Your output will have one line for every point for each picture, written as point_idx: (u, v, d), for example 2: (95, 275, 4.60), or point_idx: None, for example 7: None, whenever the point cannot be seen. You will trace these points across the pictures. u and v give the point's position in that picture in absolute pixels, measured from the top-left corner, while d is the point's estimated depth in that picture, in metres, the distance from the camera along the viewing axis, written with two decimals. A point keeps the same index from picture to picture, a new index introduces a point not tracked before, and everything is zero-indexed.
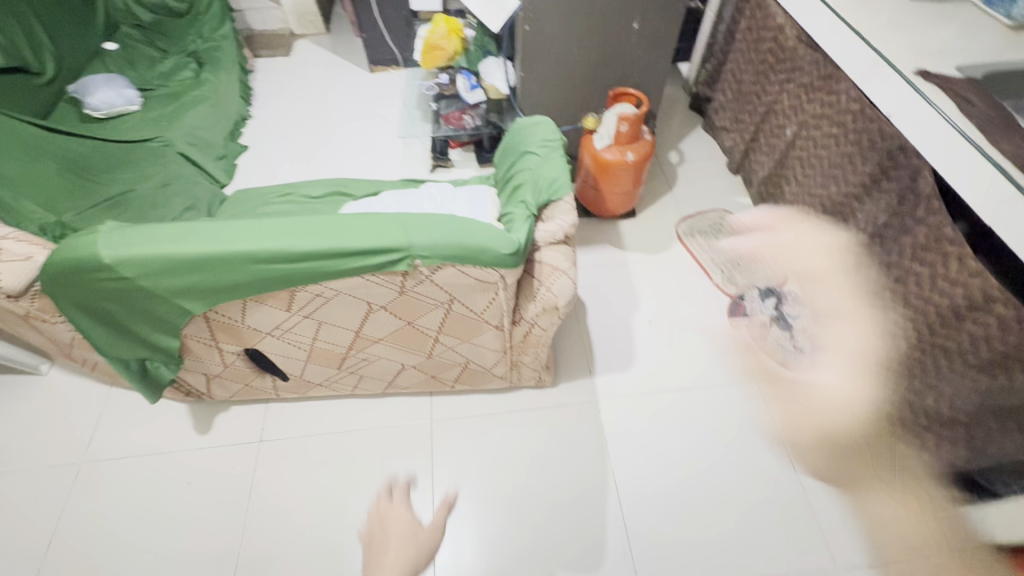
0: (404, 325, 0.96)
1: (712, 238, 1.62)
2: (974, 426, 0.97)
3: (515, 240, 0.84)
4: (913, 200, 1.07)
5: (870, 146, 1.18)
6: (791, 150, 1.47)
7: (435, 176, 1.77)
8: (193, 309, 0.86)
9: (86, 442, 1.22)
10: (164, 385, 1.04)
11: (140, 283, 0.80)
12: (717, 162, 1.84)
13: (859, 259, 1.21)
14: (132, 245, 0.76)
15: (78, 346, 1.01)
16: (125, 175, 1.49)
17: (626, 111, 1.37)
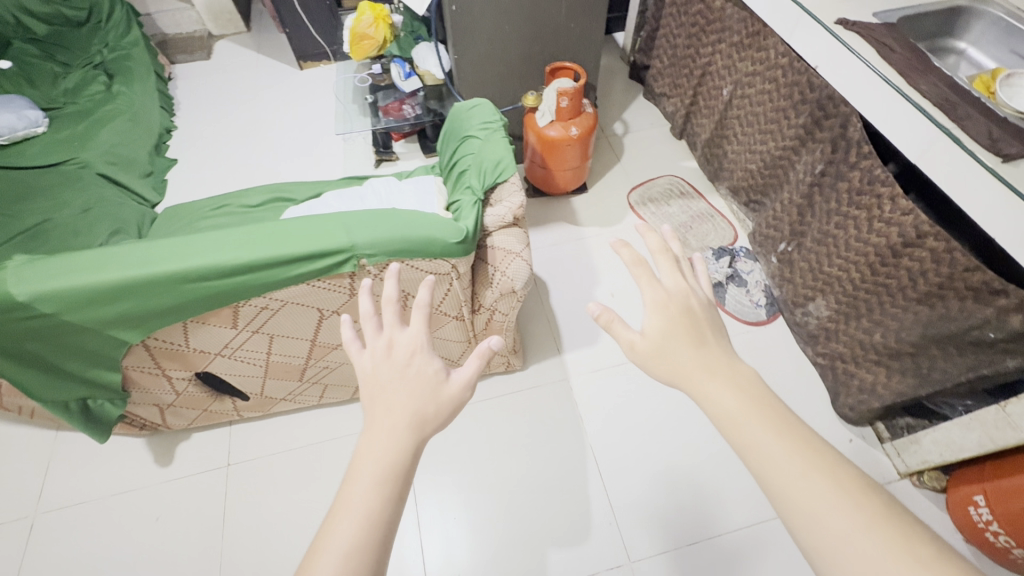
0: None
1: (664, 204, 1.64)
2: (919, 355, 1.02)
3: (462, 227, 0.82)
4: (845, 146, 1.10)
5: (801, 98, 1.21)
6: (729, 109, 1.49)
7: (380, 171, 1.72)
8: (130, 338, 0.81)
9: (36, 494, 1.14)
10: (113, 423, 0.98)
11: (65, 319, 0.74)
12: (661, 129, 1.85)
13: (802, 209, 1.25)
14: (48, 279, 0.70)
15: (8, 394, 0.93)
16: (40, 204, 1.38)
17: (564, 85, 1.35)
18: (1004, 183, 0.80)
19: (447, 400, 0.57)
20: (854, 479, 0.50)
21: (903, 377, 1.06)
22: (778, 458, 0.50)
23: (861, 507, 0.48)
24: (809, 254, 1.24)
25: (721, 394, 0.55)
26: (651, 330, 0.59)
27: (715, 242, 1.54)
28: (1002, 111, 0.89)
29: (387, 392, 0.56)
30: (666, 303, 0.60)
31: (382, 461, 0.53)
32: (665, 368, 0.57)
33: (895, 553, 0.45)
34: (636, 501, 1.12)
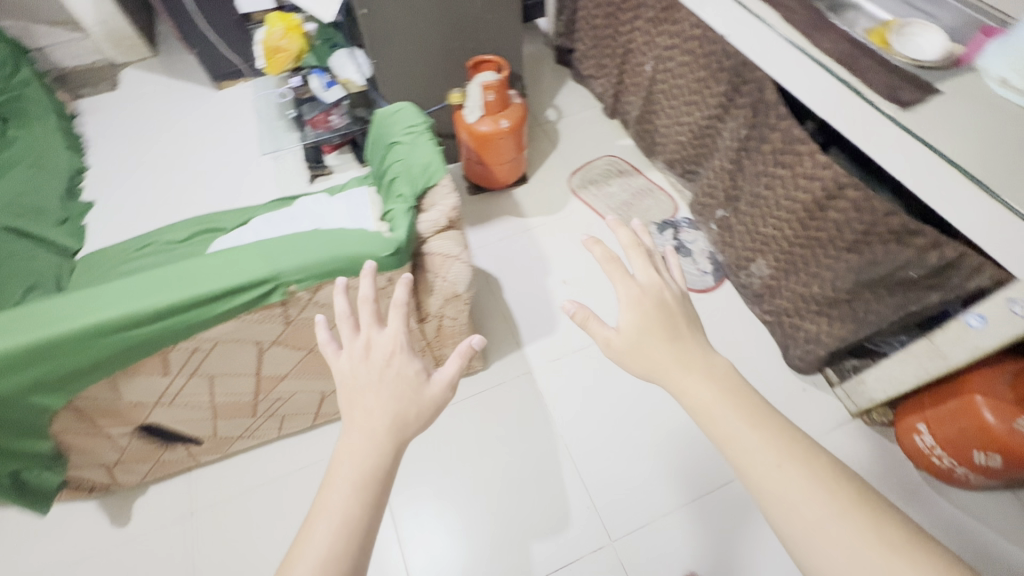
0: (305, 353, 0.90)
1: (604, 185, 1.66)
2: (854, 301, 1.07)
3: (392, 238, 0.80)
4: (763, 110, 1.13)
5: (718, 67, 1.23)
6: (654, 85, 1.51)
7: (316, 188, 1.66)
8: (54, 403, 0.76)
9: None
10: (51, 492, 0.92)
11: None
12: (593, 110, 1.86)
13: (733, 175, 1.29)
14: None
15: None
16: None
17: (488, 79, 1.34)
18: (905, 130, 0.84)
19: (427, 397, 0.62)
20: (824, 462, 0.54)
21: (843, 323, 1.11)
22: (749, 442, 0.56)
23: (829, 489, 0.52)
24: (744, 217, 1.28)
25: (697, 387, 0.61)
26: (626, 326, 0.66)
27: (658, 216, 1.57)
28: (898, 61, 0.94)
29: (366, 390, 0.61)
30: (637, 299, 0.67)
31: (361, 464, 0.57)
32: (641, 363, 0.64)
33: (857, 528, 0.50)
34: (611, 482, 1.14)
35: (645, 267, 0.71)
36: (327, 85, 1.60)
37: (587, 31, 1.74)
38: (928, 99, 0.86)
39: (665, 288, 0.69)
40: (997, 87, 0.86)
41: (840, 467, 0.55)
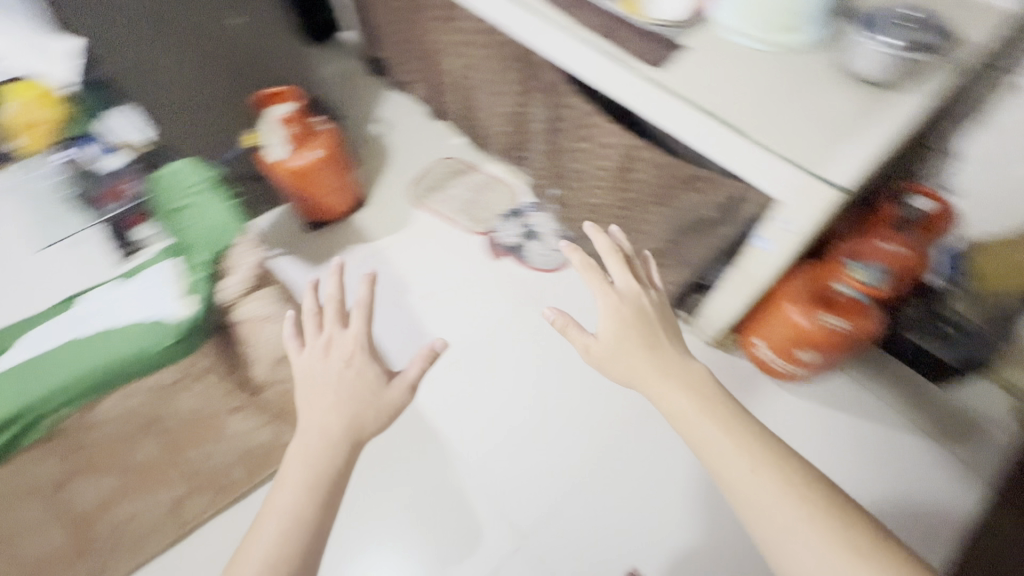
0: (169, 431, 1.09)
1: (445, 188, 1.64)
2: (676, 247, 1.15)
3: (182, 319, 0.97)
4: (552, 90, 1.17)
5: (506, 56, 1.26)
6: (462, 82, 1.52)
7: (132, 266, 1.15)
8: None
9: None
10: None
11: None
12: (419, 115, 1.83)
13: (550, 155, 1.33)
14: None
15: None
16: None
17: (284, 112, 1.27)
18: (665, 89, 0.90)
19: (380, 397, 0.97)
20: (762, 443, 0.77)
21: (674, 269, 1.20)
22: (704, 423, 0.80)
23: (761, 459, 0.75)
24: (571, 192, 1.33)
25: (672, 394, 0.84)
26: (607, 328, 0.92)
27: (503, 206, 1.58)
28: (654, 25, 0.98)
29: (336, 392, 0.96)
30: (615, 309, 0.93)
31: (311, 468, 0.89)
32: (619, 368, 0.90)
33: (778, 488, 0.72)
34: (517, 482, 1.17)
35: (621, 292, 0.95)
36: (106, 153, 1.21)
37: (387, 37, 1.69)
38: (677, 55, 0.94)
39: (639, 296, 0.95)
40: (728, 32, 0.95)
41: (779, 450, 0.76)
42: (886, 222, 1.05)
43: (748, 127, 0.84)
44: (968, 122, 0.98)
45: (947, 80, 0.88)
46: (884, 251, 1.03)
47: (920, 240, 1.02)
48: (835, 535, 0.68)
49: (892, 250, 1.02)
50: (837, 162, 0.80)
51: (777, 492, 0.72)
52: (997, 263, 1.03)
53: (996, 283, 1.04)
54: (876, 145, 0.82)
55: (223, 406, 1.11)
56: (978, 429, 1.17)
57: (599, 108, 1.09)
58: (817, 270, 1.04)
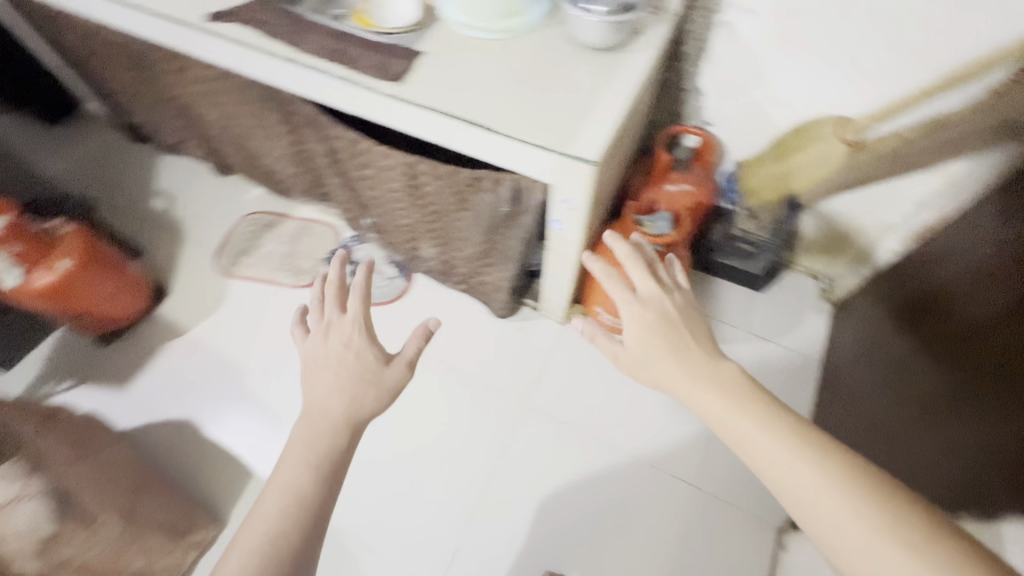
0: None
1: (257, 247, 1.48)
2: (492, 245, 1.13)
3: None
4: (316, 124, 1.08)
5: (260, 96, 1.14)
6: (232, 131, 1.36)
7: None
8: None
9: None
10: None
11: None
12: (205, 175, 1.63)
13: (346, 187, 1.24)
14: None
15: None
16: None
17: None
18: (408, 104, 0.86)
19: (382, 381, 0.86)
20: (811, 436, 0.60)
21: (500, 265, 1.18)
22: (742, 421, 0.63)
23: (815, 456, 0.58)
24: (383, 218, 1.26)
25: (704, 397, 0.67)
26: (628, 330, 0.76)
27: (323, 249, 1.46)
28: (380, 35, 0.95)
29: (332, 378, 0.84)
30: (641, 318, 0.76)
31: (316, 447, 0.79)
32: (647, 376, 0.72)
33: (843, 499, 0.55)
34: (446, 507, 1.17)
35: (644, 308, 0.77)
36: None
37: (133, 98, 1.47)
38: (412, 64, 0.89)
39: (667, 300, 0.78)
40: (457, 24, 0.93)
41: (821, 441, 0.59)
42: (662, 167, 1.13)
43: (491, 120, 0.83)
44: (699, 61, 1.05)
45: (662, 32, 0.93)
46: (669, 194, 1.12)
47: (694, 176, 1.12)
48: (880, 522, 0.53)
49: (673, 192, 1.11)
50: (576, 139, 0.81)
51: (826, 484, 0.56)
52: (757, 179, 1.11)
53: (761, 196, 1.12)
54: (613, 112, 0.84)
55: None
56: (802, 320, 1.30)
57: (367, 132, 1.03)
58: (621, 231, 1.08)
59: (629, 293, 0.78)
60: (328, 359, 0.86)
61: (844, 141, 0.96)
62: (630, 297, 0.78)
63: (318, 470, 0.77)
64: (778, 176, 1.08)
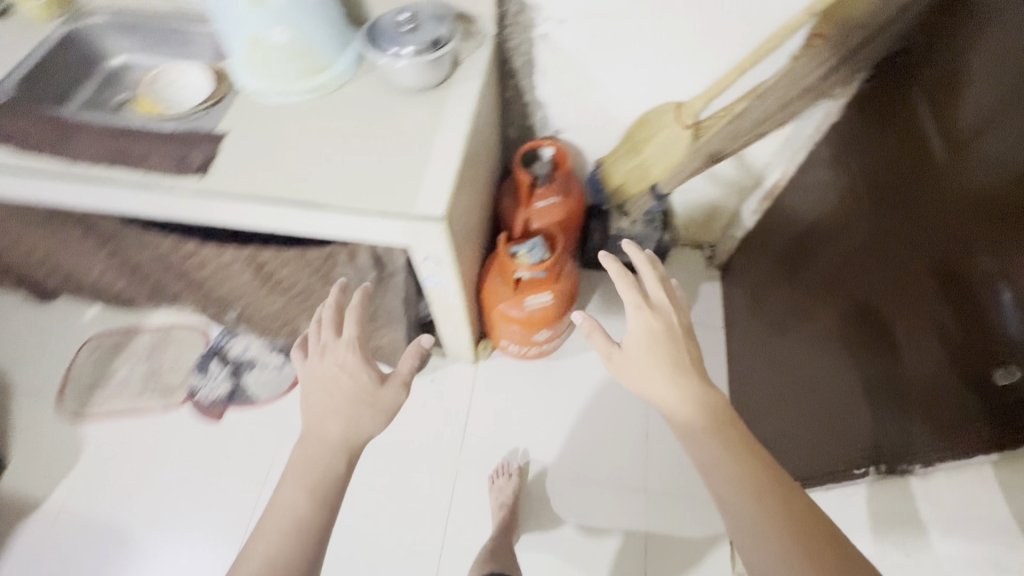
0: None
1: (108, 377, 1.26)
2: (376, 312, 1.04)
3: None
4: (127, 234, 0.92)
5: (48, 216, 0.95)
6: (35, 257, 1.14)
7: None
8: None
9: None
10: None
11: None
12: (21, 308, 1.36)
13: (193, 289, 1.08)
14: None
15: None
16: None
17: None
18: (219, 197, 0.74)
19: (382, 401, 0.71)
20: (772, 488, 0.55)
21: (392, 327, 1.09)
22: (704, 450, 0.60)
23: (776, 521, 0.52)
24: (247, 310, 1.11)
25: (687, 413, 0.64)
26: (631, 338, 0.72)
27: (190, 357, 1.28)
28: (168, 123, 0.82)
29: (325, 403, 0.68)
30: (648, 331, 0.72)
31: (310, 472, 0.62)
32: (636, 377, 0.69)
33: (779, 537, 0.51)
34: None
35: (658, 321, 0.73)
36: None
37: None
38: (215, 150, 0.78)
39: (673, 313, 0.75)
40: (260, 91, 0.82)
41: (783, 496, 0.54)
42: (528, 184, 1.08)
43: (321, 195, 0.74)
44: (531, 74, 1.02)
45: (483, 57, 0.89)
46: (540, 210, 1.10)
47: (561, 186, 1.11)
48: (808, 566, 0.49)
49: (542, 207, 1.10)
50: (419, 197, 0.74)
51: (778, 544, 0.51)
52: (620, 176, 1.11)
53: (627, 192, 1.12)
54: (451, 155, 0.78)
55: None
56: (696, 295, 1.36)
57: (191, 231, 0.89)
58: (500, 259, 0.99)
59: (637, 305, 0.74)
60: (321, 383, 0.70)
61: (684, 124, 0.99)
62: (638, 308, 0.74)
63: (316, 499, 0.60)
64: (637, 170, 1.08)
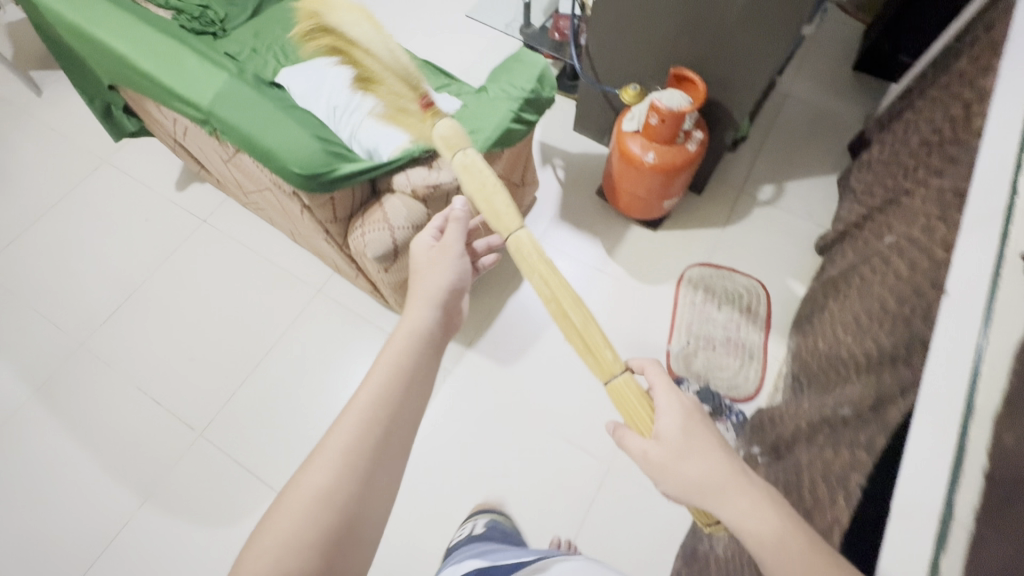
0: (290, 224, 1.07)
1: (714, 302, 1.31)
2: None
3: (313, 148, 0.76)
4: (867, 416, 0.75)
5: (908, 316, 0.79)
6: (868, 262, 1.06)
7: (284, 133, 0.75)
8: (123, 79, 0.87)
9: (117, 147, 1.56)
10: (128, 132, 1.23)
11: (90, 54, 0.88)
12: (813, 226, 1.42)
13: (788, 440, 0.93)
14: (94, 26, 0.81)
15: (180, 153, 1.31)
16: None
17: (661, 100, 1.06)
18: None
19: (674, 472, 0.57)
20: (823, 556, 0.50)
21: None
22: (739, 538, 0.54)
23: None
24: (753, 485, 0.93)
25: (689, 469, 0.57)
26: (672, 427, 0.58)
27: (719, 383, 1.22)
28: None
29: (421, 294, 0.71)
30: (678, 444, 0.58)
31: (410, 337, 0.66)
32: (676, 482, 0.57)
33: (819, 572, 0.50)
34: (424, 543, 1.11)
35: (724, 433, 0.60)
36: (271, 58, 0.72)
37: (896, 143, 1.23)
38: None
39: (688, 416, 0.60)
40: None
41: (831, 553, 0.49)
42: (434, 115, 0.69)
43: None
44: None
45: None
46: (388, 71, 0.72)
47: None
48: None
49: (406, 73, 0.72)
50: None
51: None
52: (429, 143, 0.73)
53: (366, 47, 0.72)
54: None
55: (317, 232, 0.93)
56: None
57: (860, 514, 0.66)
58: None
59: (654, 451, 0.58)
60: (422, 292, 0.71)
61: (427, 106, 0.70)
62: (686, 416, 0.60)
63: (406, 366, 0.64)
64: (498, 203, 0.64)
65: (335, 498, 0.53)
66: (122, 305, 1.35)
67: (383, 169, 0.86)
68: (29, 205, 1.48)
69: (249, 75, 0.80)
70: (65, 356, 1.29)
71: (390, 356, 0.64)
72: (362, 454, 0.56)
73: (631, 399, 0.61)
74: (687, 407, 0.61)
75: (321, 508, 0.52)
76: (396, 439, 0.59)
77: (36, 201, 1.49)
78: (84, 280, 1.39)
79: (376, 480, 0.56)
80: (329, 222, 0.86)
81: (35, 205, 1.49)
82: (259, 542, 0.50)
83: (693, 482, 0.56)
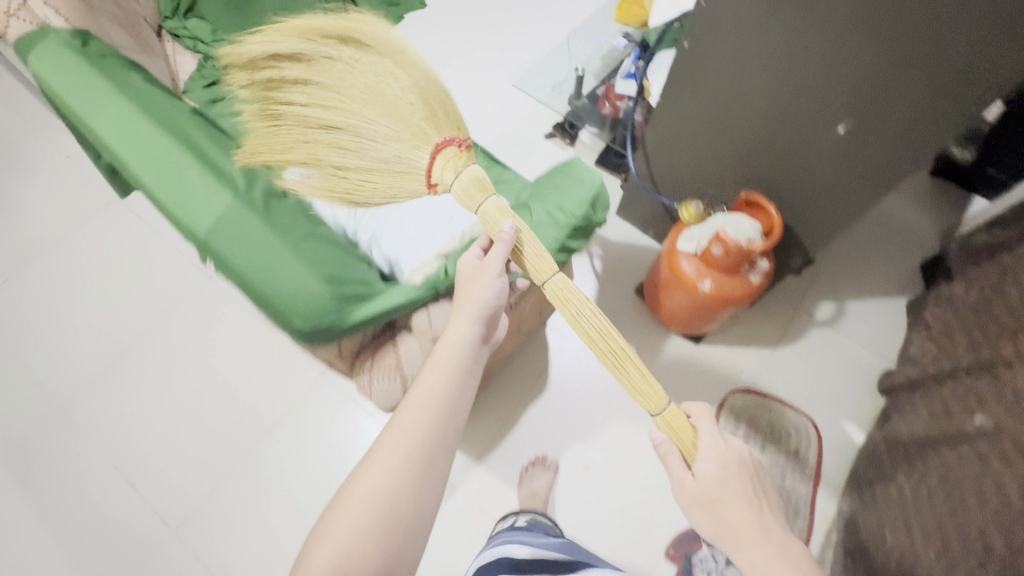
0: None
1: (756, 439, 1.17)
2: None
3: (321, 295, 0.63)
4: None
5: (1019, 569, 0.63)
6: (951, 443, 0.90)
7: (288, 279, 0.62)
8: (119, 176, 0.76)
9: None
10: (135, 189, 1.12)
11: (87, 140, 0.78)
12: (875, 358, 1.26)
13: None
14: (91, 119, 0.71)
15: None
16: None
17: (729, 234, 0.91)
18: None
19: (702, 503, 0.62)
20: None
21: None
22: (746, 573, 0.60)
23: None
24: None
25: (723, 510, 0.61)
26: (708, 469, 0.62)
27: None
28: None
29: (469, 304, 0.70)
30: (712, 485, 0.61)
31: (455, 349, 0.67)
32: (705, 519, 0.62)
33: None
34: None
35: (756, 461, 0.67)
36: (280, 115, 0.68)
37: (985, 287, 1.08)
38: None
39: (727, 460, 0.63)
40: None
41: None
42: (449, 160, 0.62)
43: None
44: None
45: None
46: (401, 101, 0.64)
47: None
48: None
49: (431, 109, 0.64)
50: None
51: None
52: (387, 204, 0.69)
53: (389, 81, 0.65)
54: None
55: None
56: None
57: None
58: None
59: (692, 486, 0.62)
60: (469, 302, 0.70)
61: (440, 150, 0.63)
62: (722, 456, 0.63)
63: (452, 379, 0.66)
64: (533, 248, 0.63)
65: (388, 502, 0.58)
66: (107, 366, 1.25)
67: (405, 309, 0.74)
68: (30, 240, 1.40)
69: (259, 192, 0.69)
70: (38, 419, 1.19)
71: (438, 373, 0.66)
72: (411, 464, 0.60)
73: (677, 434, 0.64)
74: (726, 450, 0.64)
75: (377, 508, 0.57)
76: (439, 448, 0.63)
77: (38, 235, 1.40)
78: (75, 331, 1.29)
79: (421, 486, 0.60)
80: (333, 359, 0.76)
81: (36, 240, 1.40)
82: (322, 531, 0.56)
83: (718, 522, 0.61)
